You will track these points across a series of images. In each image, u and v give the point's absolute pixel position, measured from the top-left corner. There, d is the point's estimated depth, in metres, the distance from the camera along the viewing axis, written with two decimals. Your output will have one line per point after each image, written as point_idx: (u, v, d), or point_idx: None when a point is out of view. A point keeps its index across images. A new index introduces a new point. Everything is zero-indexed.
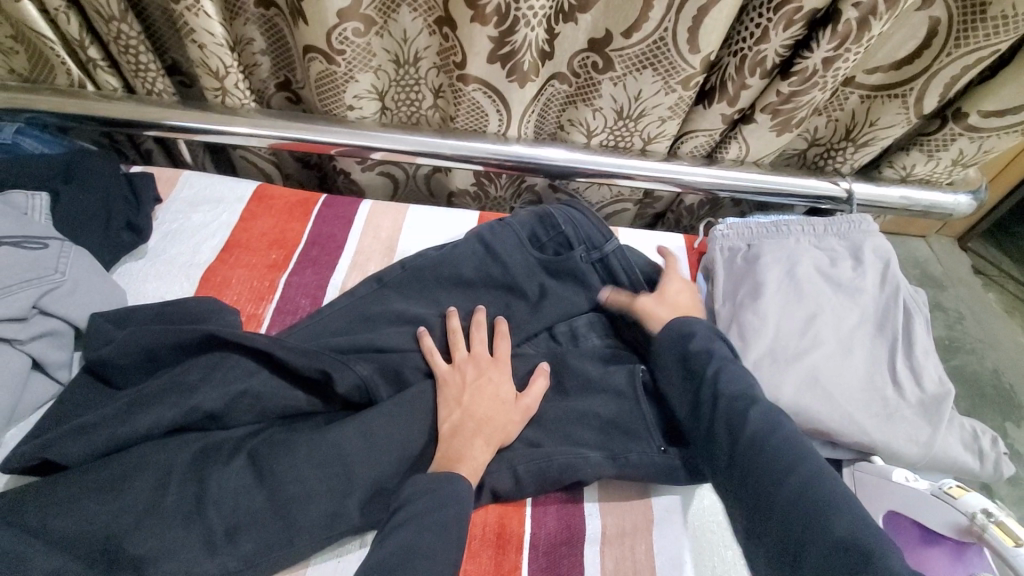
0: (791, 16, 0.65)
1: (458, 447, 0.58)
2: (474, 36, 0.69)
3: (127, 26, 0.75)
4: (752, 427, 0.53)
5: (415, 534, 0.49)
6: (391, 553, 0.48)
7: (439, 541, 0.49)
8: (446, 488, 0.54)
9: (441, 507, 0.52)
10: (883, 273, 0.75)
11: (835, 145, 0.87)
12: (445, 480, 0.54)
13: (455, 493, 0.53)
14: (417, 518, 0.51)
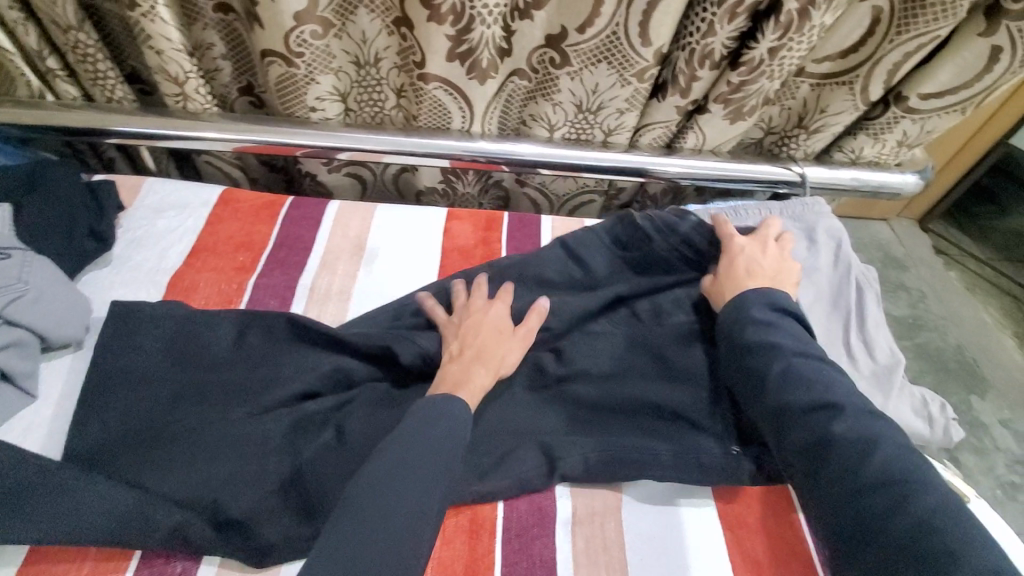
0: (733, 9, 0.68)
1: (455, 372, 0.62)
2: (431, 35, 0.71)
3: (84, 35, 0.75)
4: (853, 431, 0.53)
5: (405, 451, 0.52)
6: (383, 477, 0.50)
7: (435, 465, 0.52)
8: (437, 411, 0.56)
9: (430, 428, 0.55)
10: (835, 252, 0.78)
11: (790, 132, 0.90)
12: (436, 404, 0.57)
13: (448, 416, 0.56)
14: (409, 437, 0.54)
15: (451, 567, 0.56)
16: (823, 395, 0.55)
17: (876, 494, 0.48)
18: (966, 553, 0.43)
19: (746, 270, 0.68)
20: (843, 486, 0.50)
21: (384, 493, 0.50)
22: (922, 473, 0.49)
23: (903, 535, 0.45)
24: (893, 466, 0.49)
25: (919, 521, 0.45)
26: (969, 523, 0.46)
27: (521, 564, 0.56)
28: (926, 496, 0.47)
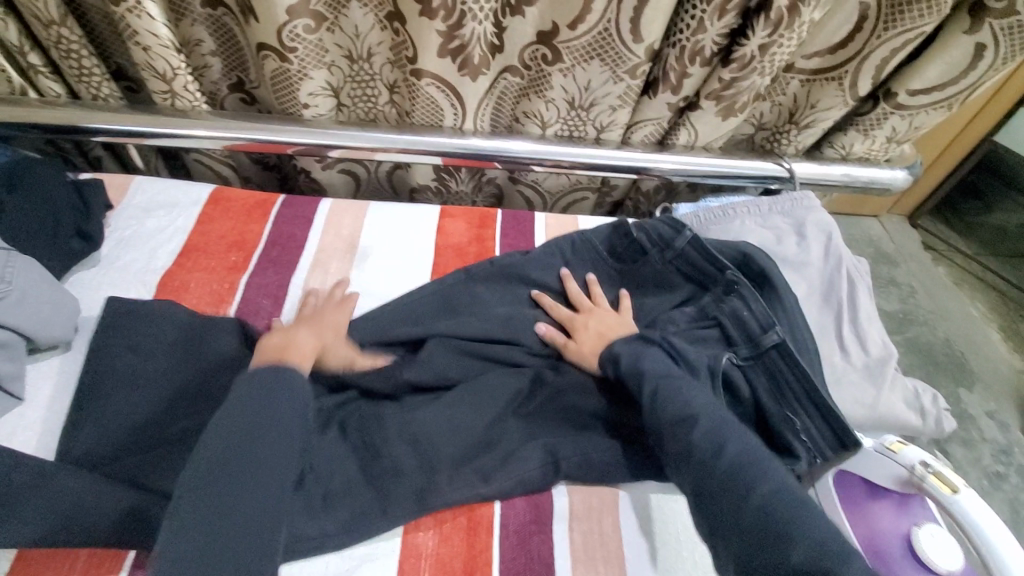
0: (723, 6, 0.68)
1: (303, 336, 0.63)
2: (423, 31, 0.70)
3: (68, 30, 0.74)
4: (695, 431, 0.54)
5: (245, 422, 0.52)
6: (253, 452, 0.50)
7: (287, 443, 0.53)
8: (266, 383, 0.55)
9: (270, 401, 0.54)
10: (826, 246, 0.78)
11: (782, 128, 0.90)
12: (272, 371, 0.56)
13: (280, 378, 0.56)
14: (259, 410, 0.53)
15: (449, 564, 0.55)
16: (684, 408, 0.56)
17: (727, 487, 0.50)
18: (802, 537, 0.46)
19: (602, 332, 0.69)
20: (703, 484, 0.52)
21: (255, 471, 0.50)
22: (769, 466, 0.52)
23: (750, 526, 0.48)
24: (744, 463, 0.52)
25: (761, 510, 0.48)
26: (811, 508, 0.49)
27: (520, 560, 0.56)
28: (767, 487, 0.50)
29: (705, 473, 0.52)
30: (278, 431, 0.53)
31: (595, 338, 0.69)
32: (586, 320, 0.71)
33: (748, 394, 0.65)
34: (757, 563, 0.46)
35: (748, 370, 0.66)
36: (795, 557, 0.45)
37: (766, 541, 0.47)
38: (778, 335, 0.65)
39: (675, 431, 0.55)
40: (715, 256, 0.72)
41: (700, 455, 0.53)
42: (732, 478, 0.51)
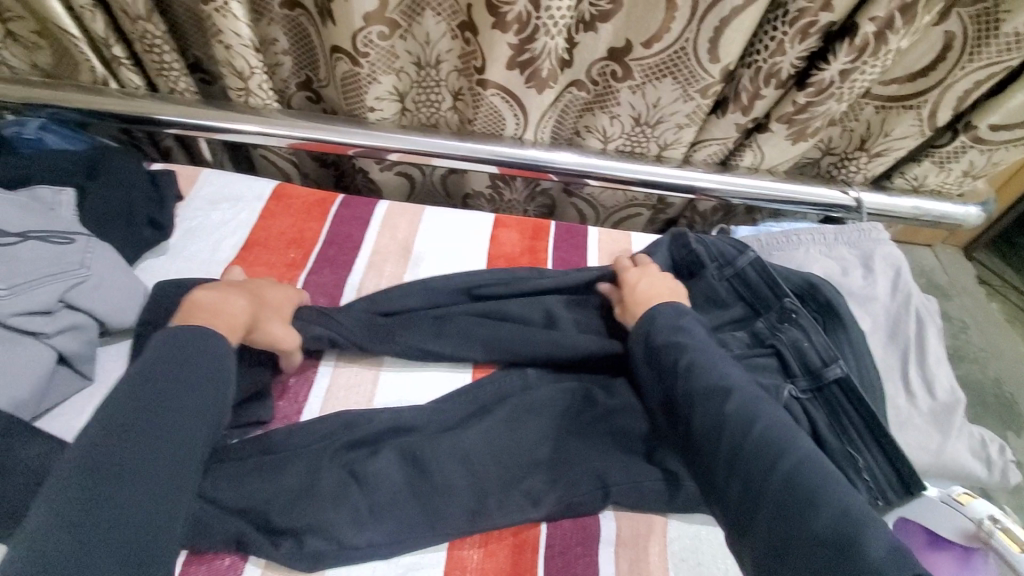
0: (807, 28, 0.66)
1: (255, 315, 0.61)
2: (494, 43, 0.71)
3: (152, 25, 0.76)
4: (728, 404, 0.53)
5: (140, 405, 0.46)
6: (143, 424, 0.46)
7: (194, 429, 0.48)
8: (194, 353, 0.51)
9: (191, 376, 0.50)
10: (893, 281, 0.75)
11: (850, 155, 0.87)
12: (188, 339, 0.52)
13: (208, 354, 0.52)
14: (169, 379, 0.49)
15: None
16: (717, 382, 0.55)
17: (756, 459, 0.49)
18: (831, 504, 0.45)
19: (649, 292, 0.68)
20: (726, 459, 0.50)
21: (154, 454, 0.45)
22: (796, 440, 0.51)
23: (773, 495, 0.46)
24: (772, 436, 0.50)
25: (788, 478, 0.47)
26: (835, 480, 0.47)
27: None
28: (796, 456, 0.49)
29: (736, 448, 0.50)
30: (189, 413, 0.48)
31: (641, 298, 0.68)
32: (641, 279, 0.70)
33: (809, 430, 0.62)
34: (787, 533, 0.44)
35: (809, 404, 0.63)
36: (818, 525, 0.44)
37: (792, 506, 0.45)
38: (842, 370, 0.62)
39: (703, 403, 0.54)
40: (777, 282, 0.69)
41: (730, 431, 0.51)
42: (758, 450, 0.49)
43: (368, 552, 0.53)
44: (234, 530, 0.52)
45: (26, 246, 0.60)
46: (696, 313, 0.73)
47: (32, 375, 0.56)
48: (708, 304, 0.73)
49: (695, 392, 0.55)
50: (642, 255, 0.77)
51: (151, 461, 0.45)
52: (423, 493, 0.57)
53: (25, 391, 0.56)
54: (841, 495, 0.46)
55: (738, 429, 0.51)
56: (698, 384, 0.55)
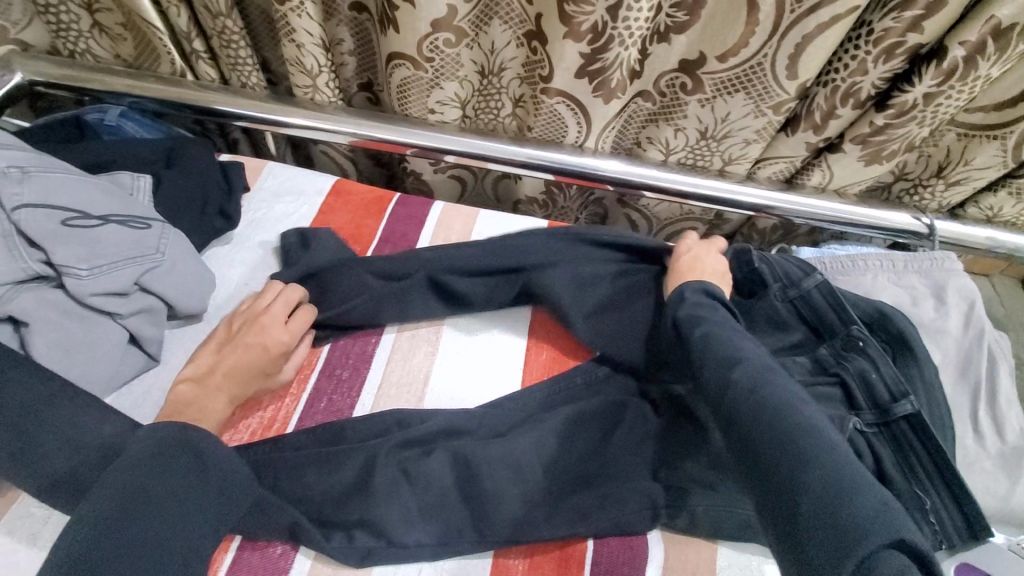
0: (892, 48, 0.63)
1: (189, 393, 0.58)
2: (564, 50, 0.70)
3: (231, 21, 0.79)
4: (735, 380, 0.51)
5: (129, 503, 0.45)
6: (130, 539, 0.44)
7: (187, 516, 0.47)
8: (190, 455, 0.50)
9: (177, 477, 0.48)
10: (967, 315, 0.72)
11: (925, 181, 0.83)
12: (179, 436, 0.50)
13: (195, 453, 0.50)
14: (152, 484, 0.47)
15: None
16: (728, 354, 0.54)
17: (774, 423, 0.47)
18: (848, 477, 0.43)
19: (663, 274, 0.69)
20: (736, 422, 0.49)
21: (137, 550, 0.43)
22: (807, 407, 0.49)
23: (785, 471, 0.44)
24: (780, 404, 0.49)
25: (806, 451, 0.45)
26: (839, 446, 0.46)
27: None
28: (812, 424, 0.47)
29: (746, 415, 0.49)
30: (168, 512, 0.46)
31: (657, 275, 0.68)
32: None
33: (873, 465, 0.58)
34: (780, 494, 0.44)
35: (875, 439, 0.60)
36: (819, 483, 0.43)
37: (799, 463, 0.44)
38: (912, 406, 0.59)
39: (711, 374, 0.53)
40: (844, 307, 0.67)
41: (739, 397, 0.50)
42: (769, 412, 0.48)
43: (413, 554, 0.53)
44: (288, 521, 0.53)
45: (109, 228, 0.62)
46: (756, 334, 0.71)
47: (103, 352, 0.60)
48: (769, 327, 0.71)
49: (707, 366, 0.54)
50: None
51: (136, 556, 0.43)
52: (471, 499, 0.56)
53: (96, 366, 0.59)
54: (844, 458, 0.45)
55: (745, 393, 0.50)
56: (703, 362, 0.54)
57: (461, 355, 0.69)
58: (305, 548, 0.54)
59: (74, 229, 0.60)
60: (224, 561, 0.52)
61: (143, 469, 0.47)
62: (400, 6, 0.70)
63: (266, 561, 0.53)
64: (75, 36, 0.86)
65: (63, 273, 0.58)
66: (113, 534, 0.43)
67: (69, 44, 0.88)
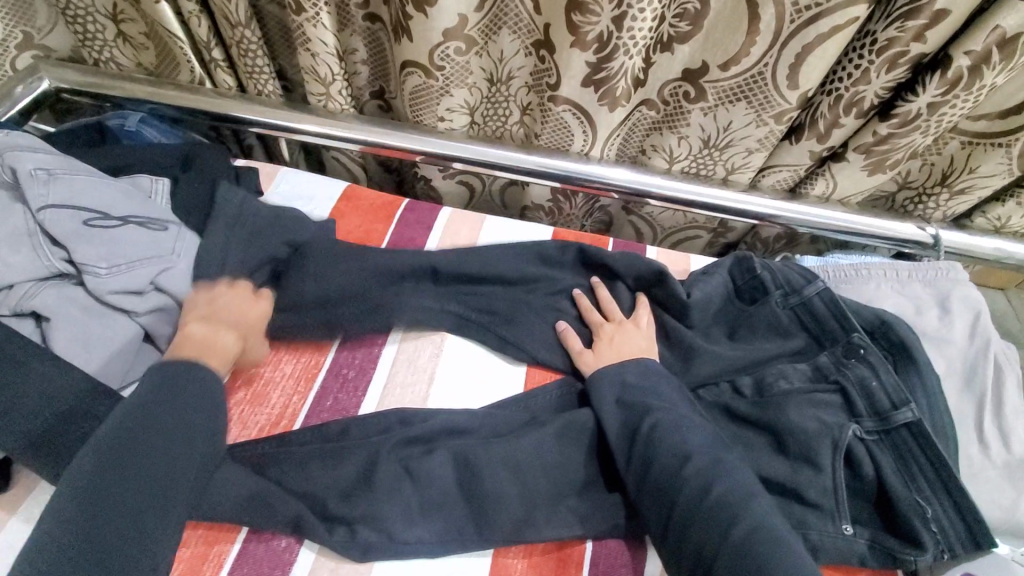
0: (895, 59, 0.64)
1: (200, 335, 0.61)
2: (571, 60, 0.72)
3: (249, 31, 0.81)
4: (688, 468, 0.54)
5: (145, 415, 0.51)
6: (143, 448, 0.49)
7: (196, 429, 0.53)
8: (196, 379, 0.56)
9: (186, 393, 0.55)
10: (972, 325, 0.72)
11: (929, 190, 0.84)
12: (186, 369, 0.57)
13: (200, 380, 0.56)
14: (166, 399, 0.53)
15: None
16: (680, 444, 0.56)
17: (715, 521, 0.51)
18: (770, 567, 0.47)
19: (624, 348, 0.68)
20: (689, 516, 0.52)
21: (152, 458, 0.50)
22: (753, 504, 0.52)
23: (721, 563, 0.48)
24: (730, 499, 0.52)
25: (739, 545, 0.49)
26: (787, 544, 0.49)
27: None
28: (751, 519, 0.50)
29: (693, 518, 0.52)
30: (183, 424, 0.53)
31: (611, 352, 0.68)
32: (615, 334, 0.70)
33: (872, 472, 0.58)
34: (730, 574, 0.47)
35: (874, 446, 0.60)
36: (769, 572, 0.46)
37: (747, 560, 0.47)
38: (913, 414, 0.59)
39: (661, 466, 0.56)
40: (846, 315, 0.68)
41: (690, 494, 0.53)
42: (714, 515, 0.51)
43: (414, 550, 0.54)
44: (293, 515, 0.54)
45: (126, 229, 0.64)
46: (758, 340, 0.72)
47: (118, 348, 0.61)
48: (769, 334, 0.72)
49: (660, 462, 0.56)
50: (711, 275, 0.76)
51: (152, 460, 0.49)
52: (471, 498, 0.57)
53: (112, 363, 0.60)
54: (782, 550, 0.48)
55: (688, 499, 0.53)
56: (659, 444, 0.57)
57: (464, 359, 0.70)
58: (309, 541, 0.55)
59: (94, 229, 0.63)
60: (230, 553, 0.53)
61: (158, 389, 0.54)
62: (413, 16, 0.72)
63: (271, 554, 0.54)
64: (100, 45, 0.90)
65: (84, 272, 0.61)
66: (131, 436, 0.50)
67: (94, 53, 0.91)
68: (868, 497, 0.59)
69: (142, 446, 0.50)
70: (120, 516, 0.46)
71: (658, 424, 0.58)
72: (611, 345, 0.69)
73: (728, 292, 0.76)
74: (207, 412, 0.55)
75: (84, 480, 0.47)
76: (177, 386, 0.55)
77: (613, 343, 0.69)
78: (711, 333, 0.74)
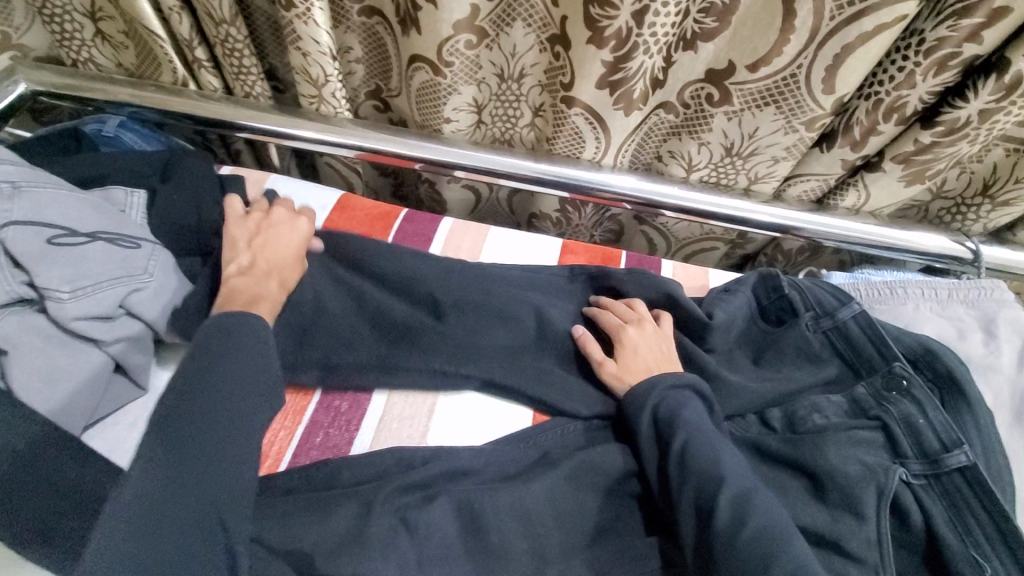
0: (944, 61, 0.58)
1: (238, 286, 0.59)
2: (586, 59, 0.66)
3: (235, 29, 0.75)
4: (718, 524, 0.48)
5: (202, 390, 0.49)
6: (197, 440, 0.47)
7: (247, 412, 0.50)
8: (236, 338, 0.53)
9: (235, 365, 0.51)
10: (1021, 351, 0.65)
11: (968, 202, 0.78)
12: (226, 327, 0.54)
13: (247, 340, 0.53)
14: (216, 376, 0.50)
15: None
16: (710, 464, 0.52)
17: (755, 556, 0.46)
18: None
19: (647, 364, 0.63)
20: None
21: (211, 444, 0.47)
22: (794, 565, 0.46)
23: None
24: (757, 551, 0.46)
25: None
26: None
27: None
28: None
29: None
30: (237, 405, 0.50)
31: (638, 370, 0.63)
32: (627, 358, 0.63)
33: (921, 520, 0.53)
34: None
35: (922, 492, 0.54)
36: None
37: None
38: (967, 458, 0.53)
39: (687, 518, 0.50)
40: (887, 343, 0.62)
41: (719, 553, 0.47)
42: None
43: None
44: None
45: (94, 247, 0.59)
46: (786, 366, 0.66)
47: (84, 383, 0.56)
48: (800, 362, 0.66)
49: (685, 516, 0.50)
50: (735, 294, 0.70)
51: (211, 449, 0.47)
52: (476, 553, 0.51)
53: (77, 399, 0.55)
54: None
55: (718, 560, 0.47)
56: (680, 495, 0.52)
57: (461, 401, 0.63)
58: None
59: (59, 248, 0.57)
60: None
61: (207, 352, 0.51)
62: (422, 7, 0.66)
63: None
64: (77, 45, 0.84)
65: (45, 296, 0.55)
66: (184, 419, 0.47)
67: (70, 53, 0.85)
68: (917, 550, 0.53)
69: (200, 427, 0.47)
70: (184, 524, 0.43)
71: (688, 443, 0.54)
72: (631, 360, 0.63)
73: (753, 313, 0.70)
74: (252, 382, 0.51)
75: (155, 465, 0.45)
76: (228, 351, 0.52)
77: (632, 355, 0.63)
78: (736, 360, 0.68)
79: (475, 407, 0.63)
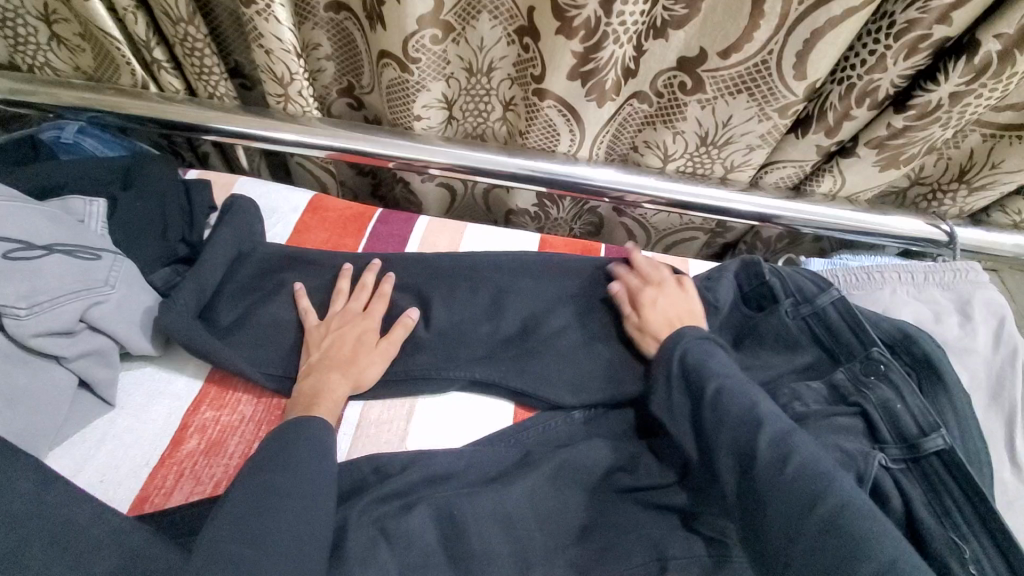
0: (914, 44, 0.58)
1: (312, 384, 0.58)
2: (557, 50, 0.64)
3: (194, 28, 0.73)
4: None
5: (262, 486, 0.47)
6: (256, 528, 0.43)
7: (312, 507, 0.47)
8: (304, 441, 0.52)
9: (295, 462, 0.50)
10: (996, 332, 0.66)
11: (944, 186, 0.78)
12: (298, 430, 0.53)
13: (309, 442, 0.52)
14: (279, 472, 0.48)
15: None
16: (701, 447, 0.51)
17: (801, 491, 0.45)
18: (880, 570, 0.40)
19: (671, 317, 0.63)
20: None
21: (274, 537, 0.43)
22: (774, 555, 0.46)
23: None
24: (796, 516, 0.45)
25: (827, 528, 0.43)
26: None
27: None
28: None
29: None
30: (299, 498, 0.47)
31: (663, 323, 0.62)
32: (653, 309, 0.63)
33: (901, 505, 0.53)
34: None
35: (901, 476, 0.54)
36: None
37: None
38: (943, 441, 0.53)
39: None
40: (865, 329, 0.62)
41: None
42: None
43: None
44: None
45: (51, 260, 0.56)
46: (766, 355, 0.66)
47: (45, 401, 0.54)
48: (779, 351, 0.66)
49: None
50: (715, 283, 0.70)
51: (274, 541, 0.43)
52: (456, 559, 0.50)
53: (39, 419, 0.53)
54: None
55: None
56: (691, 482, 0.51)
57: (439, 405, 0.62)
58: None
59: (14, 262, 0.55)
60: None
61: (273, 455, 0.50)
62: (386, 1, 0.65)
63: None
64: (32, 49, 0.81)
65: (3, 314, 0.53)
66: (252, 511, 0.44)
67: (25, 58, 0.82)
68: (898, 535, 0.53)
69: (264, 518, 0.44)
70: None
71: (723, 389, 0.52)
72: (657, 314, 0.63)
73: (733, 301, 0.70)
74: (317, 482, 0.49)
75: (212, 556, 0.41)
76: (290, 451, 0.51)
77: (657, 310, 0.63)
78: None
79: (454, 409, 0.62)
